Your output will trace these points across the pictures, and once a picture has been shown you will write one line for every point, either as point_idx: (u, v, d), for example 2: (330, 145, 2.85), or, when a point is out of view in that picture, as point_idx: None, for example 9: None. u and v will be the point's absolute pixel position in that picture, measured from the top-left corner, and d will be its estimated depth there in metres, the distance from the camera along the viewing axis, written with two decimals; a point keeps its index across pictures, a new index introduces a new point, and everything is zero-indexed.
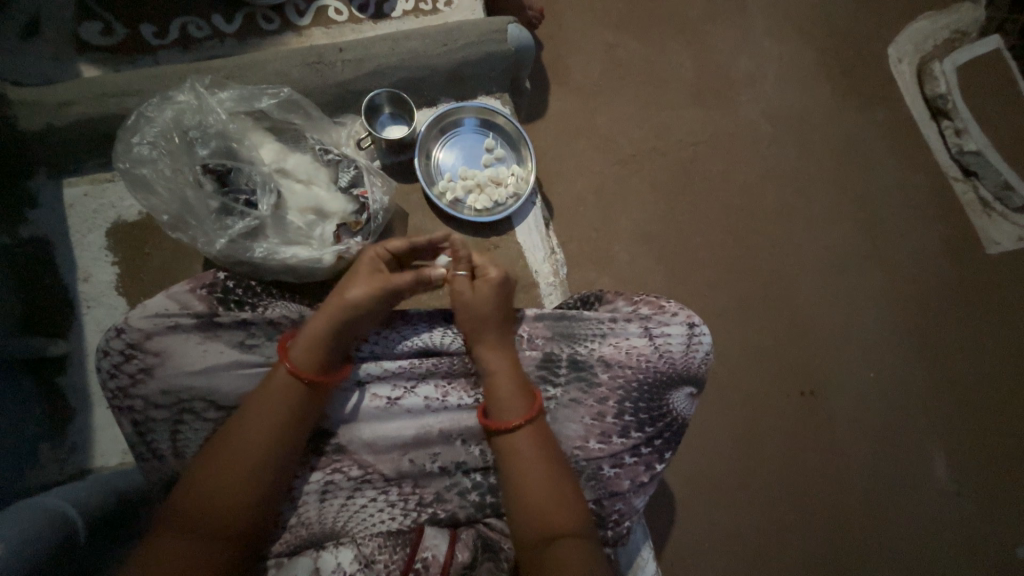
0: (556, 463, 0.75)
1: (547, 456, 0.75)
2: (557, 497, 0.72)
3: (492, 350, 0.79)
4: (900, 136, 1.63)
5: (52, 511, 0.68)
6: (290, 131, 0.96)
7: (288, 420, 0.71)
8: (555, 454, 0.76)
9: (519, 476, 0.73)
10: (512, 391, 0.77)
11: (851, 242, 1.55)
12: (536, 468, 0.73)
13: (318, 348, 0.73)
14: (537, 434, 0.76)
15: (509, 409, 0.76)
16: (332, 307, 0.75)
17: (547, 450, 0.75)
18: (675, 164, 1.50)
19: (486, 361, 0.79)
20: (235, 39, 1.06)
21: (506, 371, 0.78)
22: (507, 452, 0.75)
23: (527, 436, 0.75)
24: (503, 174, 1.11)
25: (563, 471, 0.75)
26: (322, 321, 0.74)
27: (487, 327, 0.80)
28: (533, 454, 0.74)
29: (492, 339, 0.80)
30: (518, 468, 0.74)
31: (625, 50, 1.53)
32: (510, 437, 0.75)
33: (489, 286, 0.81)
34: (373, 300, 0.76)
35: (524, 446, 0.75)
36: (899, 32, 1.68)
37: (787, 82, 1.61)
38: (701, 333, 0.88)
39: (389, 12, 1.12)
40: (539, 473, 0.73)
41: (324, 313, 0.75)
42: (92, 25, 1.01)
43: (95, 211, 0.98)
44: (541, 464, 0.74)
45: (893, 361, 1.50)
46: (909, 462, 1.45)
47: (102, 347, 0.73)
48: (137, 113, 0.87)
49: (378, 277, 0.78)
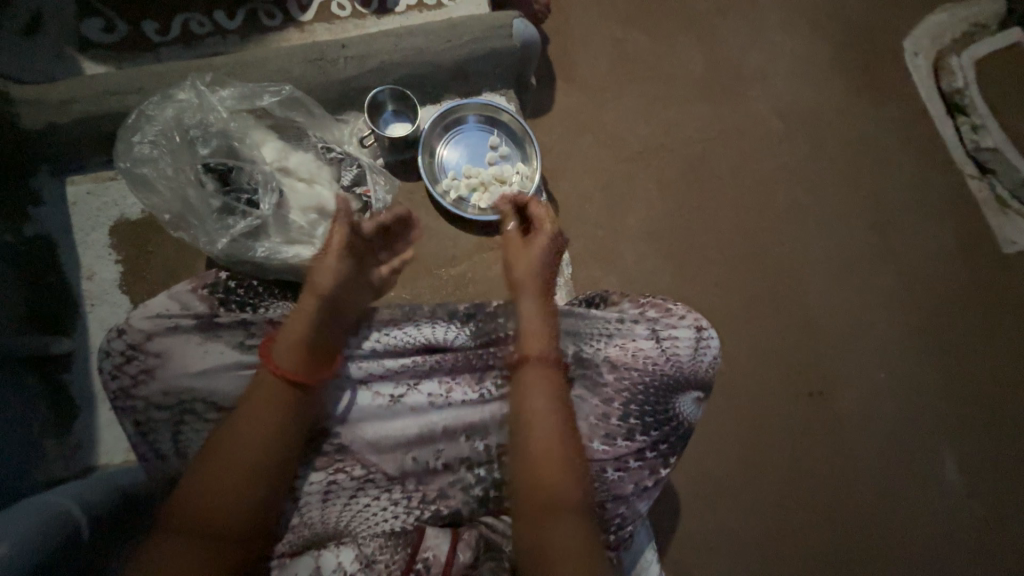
0: (562, 405, 0.77)
1: (548, 390, 0.77)
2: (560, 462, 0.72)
3: (536, 291, 0.86)
4: (914, 132, 1.59)
5: (57, 510, 0.68)
6: (292, 130, 0.95)
7: (291, 407, 0.72)
8: (566, 423, 0.76)
9: (524, 407, 0.76)
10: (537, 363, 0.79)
11: (862, 240, 1.52)
12: (542, 400, 0.76)
13: (298, 342, 0.75)
14: (547, 369, 0.78)
15: (529, 375, 0.78)
16: (305, 301, 0.79)
17: (554, 387, 0.78)
18: (683, 160, 1.47)
19: (524, 310, 0.84)
20: (238, 37, 1.05)
21: (543, 309, 0.84)
22: (520, 383, 0.78)
23: (536, 365, 0.78)
24: (508, 171, 1.09)
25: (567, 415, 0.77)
26: (298, 320, 0.77)
27: (536, 274, 0.88)
28: (540, 386, 0.77)
29: (536, 283, 0.87)
30: (521, 399, 0.76)
31: (632, 44, 1.50)
32: (519, 398, 0.77)
33: (542, 239, 0.91)
34: (335, 276, 0.81)
35: (532, 376, 0.78)
36: (916, 25, 1.64)
37: (799, 78, 1.57)
38: (710, 336, 0.87)
39: (393, 7, 1.10)
40: (548, 437, 0.74)
41: (298, 312, 0.78)
42: (95, 22, 1.00)
43: (99, 210, 0.97)
44: (547, 403, 0.76)
45: (904, 362, 1.47)
46: (919, 465, 1.43)
47: (104, 348, 0.73)
48: (138, 111, 0.87)
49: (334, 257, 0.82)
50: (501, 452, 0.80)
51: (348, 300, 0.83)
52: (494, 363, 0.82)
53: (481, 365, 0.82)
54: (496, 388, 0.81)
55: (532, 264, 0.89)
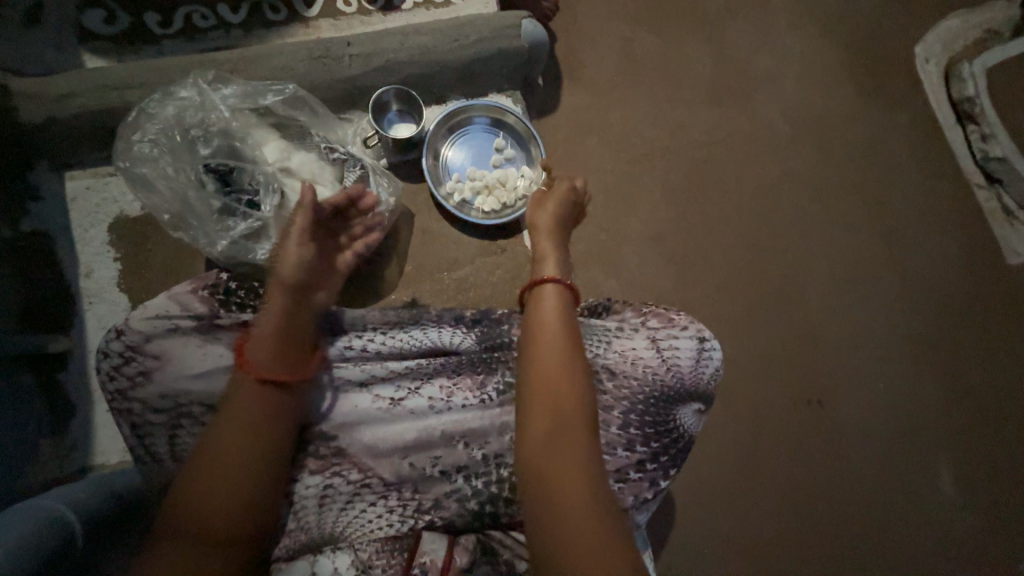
0: (572, 330, 0.77)
1: (559, 314, 0.78)
2: (576, 423, 0.69)
3: (549, 236, 0.88)
4: (924, 140, 1.57)
5: (50, 516, 0.67)
6: (294, 128, 0.93)
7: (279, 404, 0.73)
8: (583, 383, 0.73)
9: (537, 329, 0.76)
10: (550, 319, 0.77)
11: (866, 249, 1.51)
12: (553, 322, 0.76)
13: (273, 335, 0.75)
14: (558, 295, 0.80)
15: (543, 328, 0.76)
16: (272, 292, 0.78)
17: (565, 313, 0.78)
18: (688, 164, 1.46)
19: (538, 249, 0.88)
20: (241, 31, 1.03)
21: (553, 254, 0.86)
22: (535, 307, 0.79)
23: (549, 291, 0.80)
24: (513, 175, 1.08)
25: (578, 341, 0.76)
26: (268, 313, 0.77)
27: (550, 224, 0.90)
28: (551, 310, 0.78)
29: (549, 230, 0.89)
30: (534, 321, 0.77)
31: (640, 45, 1.48)
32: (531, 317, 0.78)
33: (558, 197, 0.92)
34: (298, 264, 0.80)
35: (545, 299, 0.79)
36: (928, 31, 1.62)
37: (809, 83, 1.55)
38: (711, 347, 0.86)
39: (399, 3, 1.08)
40: (564, 396, 0.70)
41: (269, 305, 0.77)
42: (96, 13, 0.99)
43: (97, 206, 0.96)
44: (558, 326, 0.76)
45: (904, 372, 1.47)
46: (916, 477, 1.42)
47: (101, 348, 0.73)
48: (138, 108, 0.85)
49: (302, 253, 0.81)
50: (500, 458, 0.79)
51: (317, 286, 0.83)
52: (498, 368, 0.82)
53: (484, 368, 0.82)
54: (497, 394, 0.80)
55: (542, 224, 0.90)
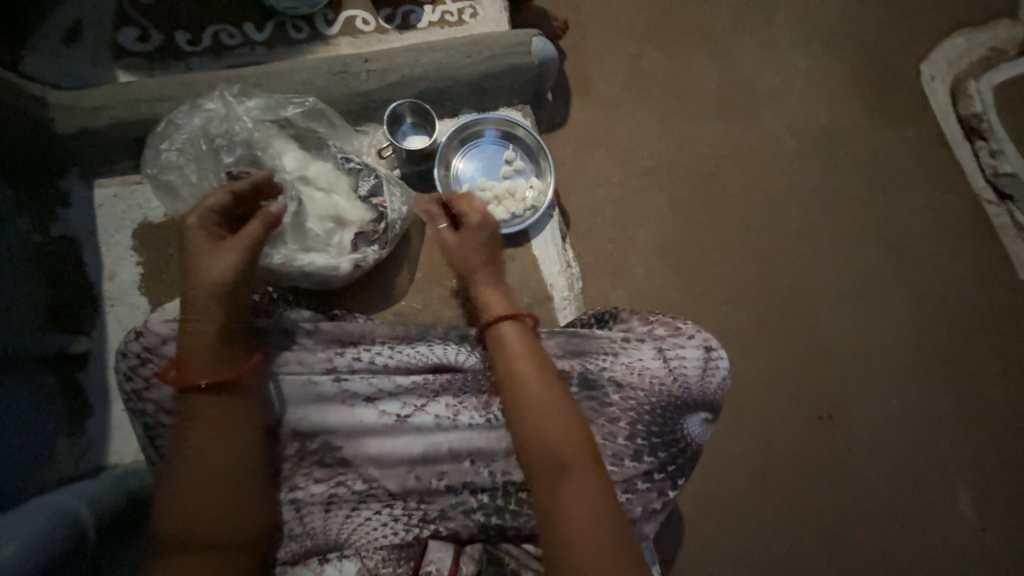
0: (544, 363, 0.77)
1: (527, 349, 0.78)
2: (574, 453, 0.69)
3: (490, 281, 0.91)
4: (931, 155, 1.58)
5: (65, 511, 0.68)
6: (312, 139, 0.97)
7: None
8: (571, 413, 0.73)
9: (510, 367, 0.76)
10: (525, 353, 0.78)
11: (876, 262, 1.50)
12: (524, 358, 0.77)
13: (213, 348, 0.71)
14: (517, 331, 0.80)
15: (514, 368, 0.76)
16: (199, 305, 0.72)
17: (532, 347, 0.79)
18: (695, 177, 1.48)
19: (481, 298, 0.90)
20: (265, 48, 1.08)
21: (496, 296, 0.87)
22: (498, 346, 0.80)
23: (506, 328, 0.80)
24: (521, 186, 1.11)
25: (554, 373, 0.77)
26: (198, 329, 0.72)
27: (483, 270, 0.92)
28: (517, 346, 0.78)
29: (487, 276, 0.91)
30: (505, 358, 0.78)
31: (648, 62, 1.51)
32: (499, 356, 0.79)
33: (473, 231, 0.94)
34: (235, 269, 0.74)
35: (507, 337, 0.79)
36: (933, 49, 1.64)
37: (814, 99, 1.57)
38: (718, 357, 0.86)
39: (415, 22, 1.13)
40: (554, 430, 0.71)
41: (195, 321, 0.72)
42: (129, 31, 1.04)
43: (123, 213, 1.00)
44: (528, 363, 0.76)
45: (918, 388, 1.44)
46: (932, 496, 1.39)
47: (120, 349, 0.75)
48: (167, 119, 0.89)
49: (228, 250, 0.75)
50: (507, 478, 0.79)
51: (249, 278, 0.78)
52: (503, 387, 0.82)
53: (489, 387, 0.82)
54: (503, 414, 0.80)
55: (477, 249, 0.92)
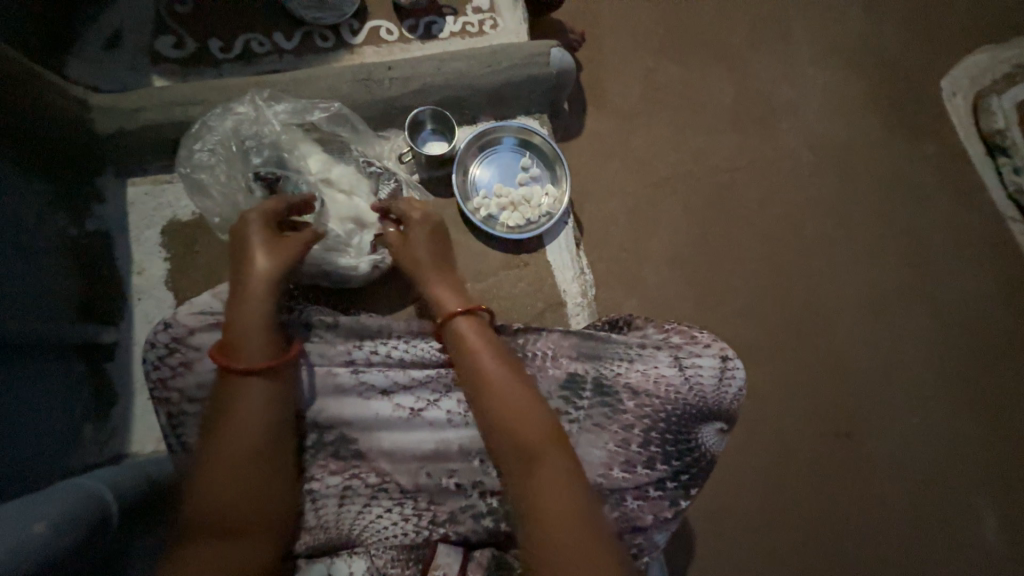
0: (507, 360, 0.76)
1: (488, 344, 0.77)
2: (548, 452, 0.69)
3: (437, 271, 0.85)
4: (953, 171, 1.57)
5: (91, 494, 0.70)
6: (336, 143, 1.00)
7: None
8: (541, 411, 0.72)
9: (473, 366, 0.75)
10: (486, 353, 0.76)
11: (895, 278, 1.48)
12: (486, 356, 0.75)
13: (267, 332, 0.73)
14: (474, 325, 0.79)
15: (478, 365, 0.74)
16: (255, 293, 0.74)
17: (492, 343, 0.77)
18: (711, 188, 1.48)
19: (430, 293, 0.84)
20: (293, 56, 1.12)
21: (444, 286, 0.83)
22: (458, 343, 0.78)
23: (463, 323, 0.79)
24: (537, 193, 1.12)
25: (518, 370, 0.76)
26: (253, 315, 0.73)
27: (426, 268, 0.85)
28: (476, 341, 0.77)
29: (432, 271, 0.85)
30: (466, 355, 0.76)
31: (664, 74, 1.53)
32: (460, 353, 0.77)
33: (416, 231, 0.87)
34: (286, 262, 0.78)
35: (466, 332, 0.78)
36: (954, 65, 1.63)
37: (832, 113, 1.57)
38: (734, 367, 0.85)
39: (437, 33, 1.17)
40: (522, 429, 0.70)
41: (250, 308, 0.73)
42: (166, 38, 1.09)
43: (154, 210, 1.04)
44: (491, 360, 0.75)
45: (939, 407, 1.41)
46: (954, 521, 1.35)
47: (148, 340, 0.77)
48: (201, 121, 0.93)
49: (279, 251, 0.78)
50: None
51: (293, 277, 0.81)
52: None
53: None
54: None
55: (425, 256, 0.86)
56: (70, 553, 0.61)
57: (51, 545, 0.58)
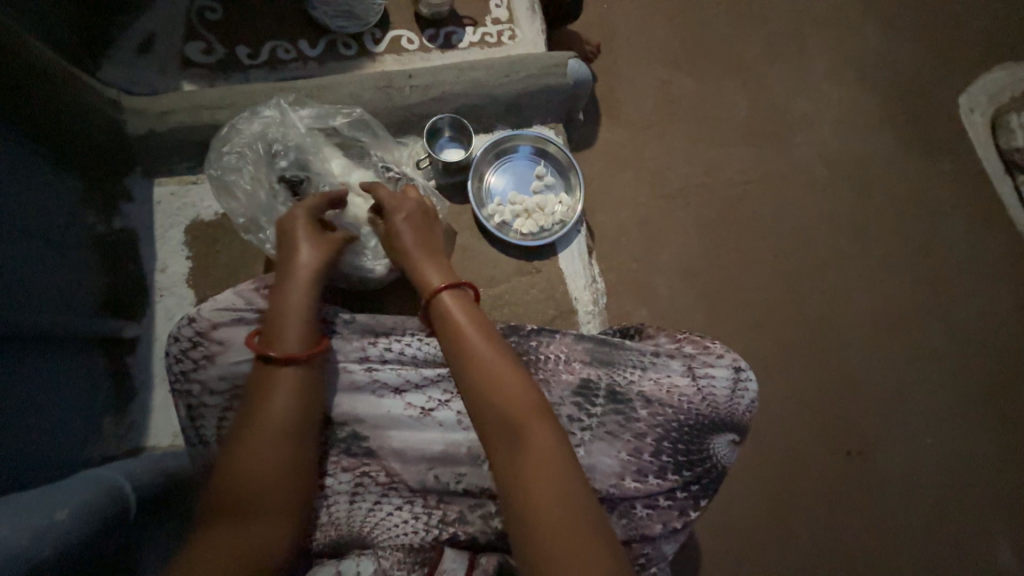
0: (490, 335, 0.76)
1: (470, 319, 0.77)
2: (535, 427, 0.69)
3: (423, 251, 0.86)
4: (970, 188, 1.55)
5: (111, 486, 0.72)
6: (356, 148, 1.02)
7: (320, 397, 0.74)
8: (527, 386, 0.72)
9: (456, 341, 0.75)
10: (468, 322, 0.77)
11: (911, 295, 1.47)
12: (468, 330, 0.75)
13: (303, 317, 0.76)
14: (457, 300, 0.79)
15: (461, 340, 0.75)
16: (299, 279, 0.78)
17: (475, 319, 0.78)
18: (724, 200, 1.48)
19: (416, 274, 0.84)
20: (317, 63, 1.15)
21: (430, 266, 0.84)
22: (440, 317, 0.78)
23: (446, 298, 0.79)
24: (551, 201, 1.14)
25: (503, 345, 0.76)
26: (294, 300, 0.77)
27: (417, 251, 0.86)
28: (460, 316, 0.77)
29: (420, 254, 0.86)
30: (449, 330, 0.76)
31: (678, 87, 1.54)
32: (444, 327, 0.77)
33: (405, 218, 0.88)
34: (326, 257, 0.82)
35: (449, 307, 0.78)
36: (973, 82, 1.62)
37: (847, 127, 1.57)
38: (747, 378, 0.85)
39: (456, 43, 1.19)
40: (508, 403, 0.70)
41: (291, 293, 0.77)
42: (196, 44, 1.13)
43: (179, 209, 1.07)
44: (473, 334, 0.75)
45: (954, 427, 1.39)
46: (970, 547, 1.32)
47: (173, 333, 0.79)
48: (230, 124, 0.96)
49: (325, 246, 0.84)
50: None
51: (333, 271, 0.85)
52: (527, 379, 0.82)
53: None
54: None
55: (408, 238, 0.87)
56: (87, 544, 0.61)
57: (69, 535, 0.59)
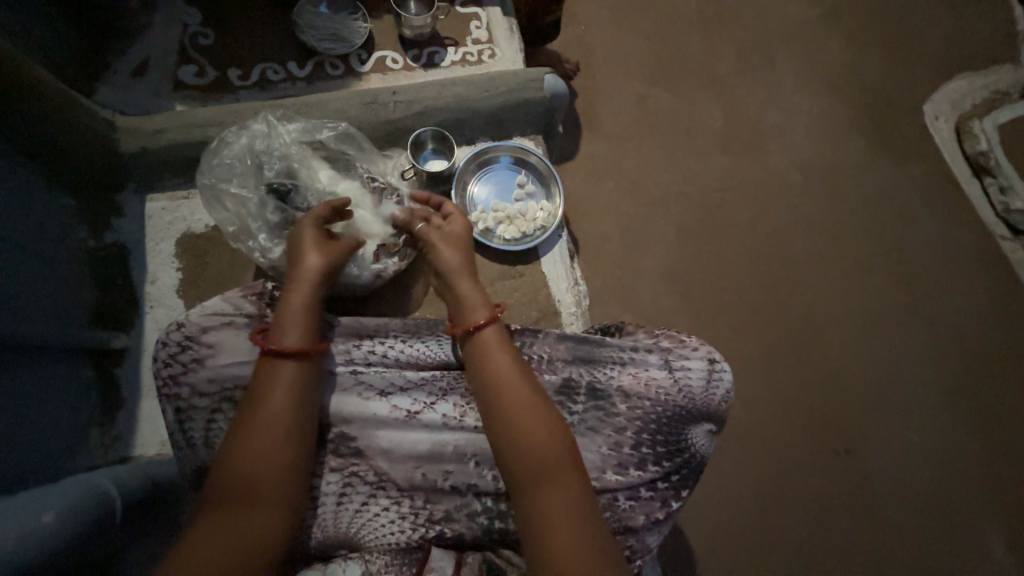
0: (524, 373, 0.78)
1: (506, 356, 0.79)
2: (561, 469, 0.70)
3: (461, 269, 0.88)
4: (940, 190, 1.62)
5: (96, 491, 0.72)
6: (342, 160, 1.06)
7: (307, 401, 0.75)
8: (554, 427, 0.73)
9: (492, 379, 0.77)
10: (500, 357, 0.79)
11: (887, 293, 1.51)
12: (505, 368, 0.77)
13: (303, 322, 0.79)
14: (497, 337, 0.81)
15: (497, 378, 0.76)
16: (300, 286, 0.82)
17: (512, 356, 0.79)
18: (702, 207, 1.54)
19: (455, 289, 0.87)
20: (305, 83, 1.20)
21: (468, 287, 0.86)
22: (478, 354, 0.79)
23: (484, 335, 0.81)
24: (533, 209, 1.18)
25: (535, 384, 0.77)
26: (298, 305, 0.80)
27: (455, 270, 0.88)
28: (497, 354, 0.78)
29: (459, 272, 0.88)
30: (484, 369, 0.78)
31: (654, 100, 1.61)
32: (481, 363, 0.78)
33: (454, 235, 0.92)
34: (327, 266, 0.86)
35: (485, 346, 0.80)
36: (936, 91, 1.72)
37: (817, 135, 1.64)
38: (722, 369, 0.88)
39: (438, 62, 1.26)
40: (535, 443, 0.71)
41: (297, 298, 0.81)
42: (188, 68, 1.18)
43: (170, 223, 1.09)
44: (510, 373, 0.76)
45: (939, 421, 1.42)
46: (960, 539, 1.34)
47: (161, 339, 0.81)
48: (219, 138, 1.00)
49: (324, 251, 0.86)
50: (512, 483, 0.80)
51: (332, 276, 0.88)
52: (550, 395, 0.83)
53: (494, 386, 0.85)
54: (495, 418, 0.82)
55: (452, 257, 0.89)
56: (73, 547, 0.62)
57: (55, 538, 0.59)
